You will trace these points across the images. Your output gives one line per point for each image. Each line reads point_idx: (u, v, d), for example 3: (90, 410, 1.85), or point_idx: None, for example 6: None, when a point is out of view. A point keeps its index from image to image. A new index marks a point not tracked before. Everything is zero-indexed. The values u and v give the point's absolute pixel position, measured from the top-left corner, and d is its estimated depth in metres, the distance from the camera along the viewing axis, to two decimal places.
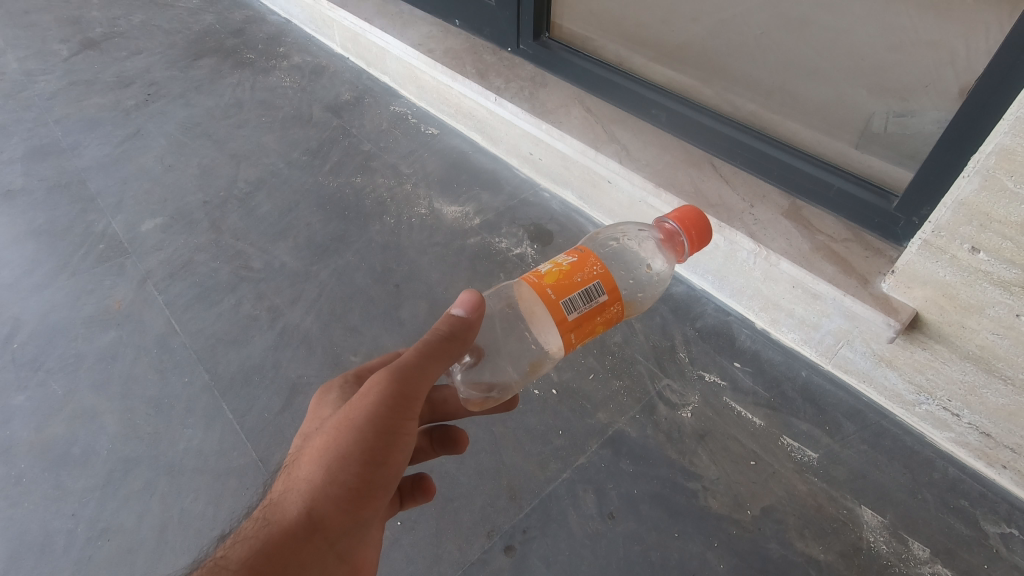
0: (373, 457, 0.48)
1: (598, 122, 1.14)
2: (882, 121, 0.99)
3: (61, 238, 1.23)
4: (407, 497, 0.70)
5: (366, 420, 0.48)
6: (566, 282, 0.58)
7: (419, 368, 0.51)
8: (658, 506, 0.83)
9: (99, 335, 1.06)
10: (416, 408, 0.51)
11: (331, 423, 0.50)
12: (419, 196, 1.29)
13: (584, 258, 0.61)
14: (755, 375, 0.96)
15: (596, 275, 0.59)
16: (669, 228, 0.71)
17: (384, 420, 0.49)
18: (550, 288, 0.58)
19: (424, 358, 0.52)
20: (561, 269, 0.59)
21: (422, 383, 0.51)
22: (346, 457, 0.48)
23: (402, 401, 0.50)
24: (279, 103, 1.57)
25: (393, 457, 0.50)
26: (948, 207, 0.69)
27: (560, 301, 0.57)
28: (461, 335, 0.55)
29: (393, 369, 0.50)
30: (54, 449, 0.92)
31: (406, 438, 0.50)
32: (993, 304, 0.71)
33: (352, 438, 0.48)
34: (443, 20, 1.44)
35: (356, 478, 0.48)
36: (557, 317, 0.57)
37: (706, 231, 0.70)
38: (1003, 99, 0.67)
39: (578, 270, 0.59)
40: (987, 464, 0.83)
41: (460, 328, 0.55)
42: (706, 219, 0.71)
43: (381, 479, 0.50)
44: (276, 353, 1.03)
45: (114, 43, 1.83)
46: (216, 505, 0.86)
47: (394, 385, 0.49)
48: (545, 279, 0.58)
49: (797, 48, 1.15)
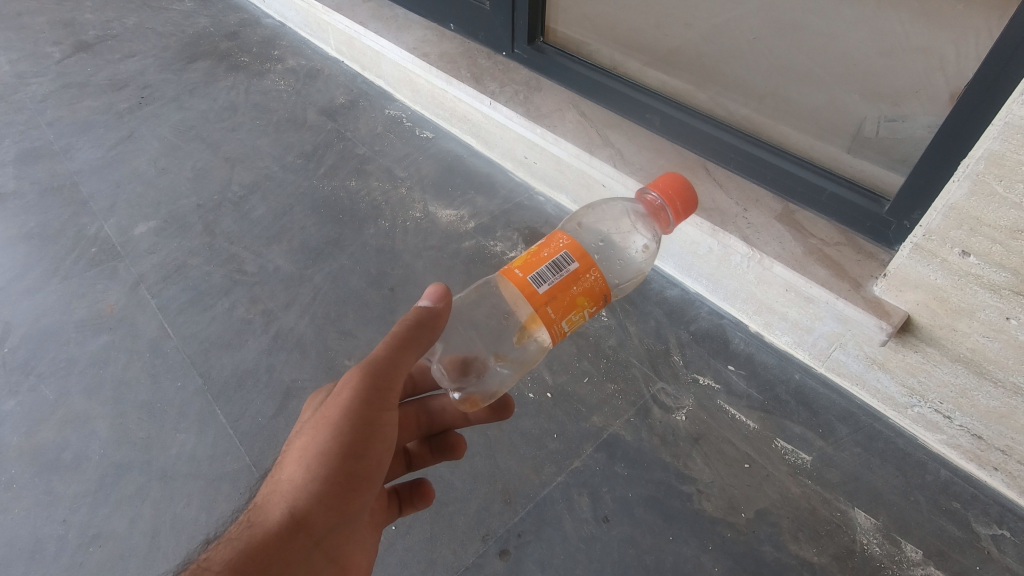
0: (352, 450, 0.50)
1: (592, 126, 1.14)
2: (874, 126, 1.01)
3: (54, 241, 1.23)
4: (406, 503, 0.72)
5: (342, 413, 0.50)
6: (534, 259, 0.61)
7: (393, 361, 0.53)
8: (652, 510, 0.84)
9: (92, 340, 1.05)
10: (391, 398, 0.53)
11: (312, 422, 0.52)
12: (413, 199, 1.29)
13: (551, 238, 0.63)
14: (748, 378, 0.97)
15: (562, 246, 0.61)
16: (656, 199, 0.76)
17: (360, 413, 0.50)
18: (518, 268, 0.60)
19: (396, 351, 0.54)
20: (528, 250, 0.62)
21: (395, 376, 0.53)
22: (325, 452, 0.49)
23: (376, 394, 0.52)
24: (273, 106, 1.57)
25: (373, 449, 0.51)
26: (939, 211, 0.70)
27: (528, 276, 0.59)
28: (428, 322, 0.57)
29: (367, 364, 0.52)
30: (45, 454, 0.92)
31: (384, 430, 0.52)
32: (983, 308, 0.71)
33: (330, 434, 0.49)
34: (438, 24, 1.44)
35: (336, 472, 0.49)
36: (527, 291, 0.59)
37: (691, 198, 0.75)
38: (991, 105, 0.68)
39: (543, 248, 0.61)
40: (979, 466, 0.84)
41: (429, 321, 0.57)
42: (692, 192, 0.76)
43: (362, 472, 0.50)
44: (271, 357, 1.03)
45: (108, 45, 1.83)
46: (209, 510, 0.85)
47: (369, 377, 0.52)
48: (514, 264, 0.62)
49: (788, 49, 1.19)
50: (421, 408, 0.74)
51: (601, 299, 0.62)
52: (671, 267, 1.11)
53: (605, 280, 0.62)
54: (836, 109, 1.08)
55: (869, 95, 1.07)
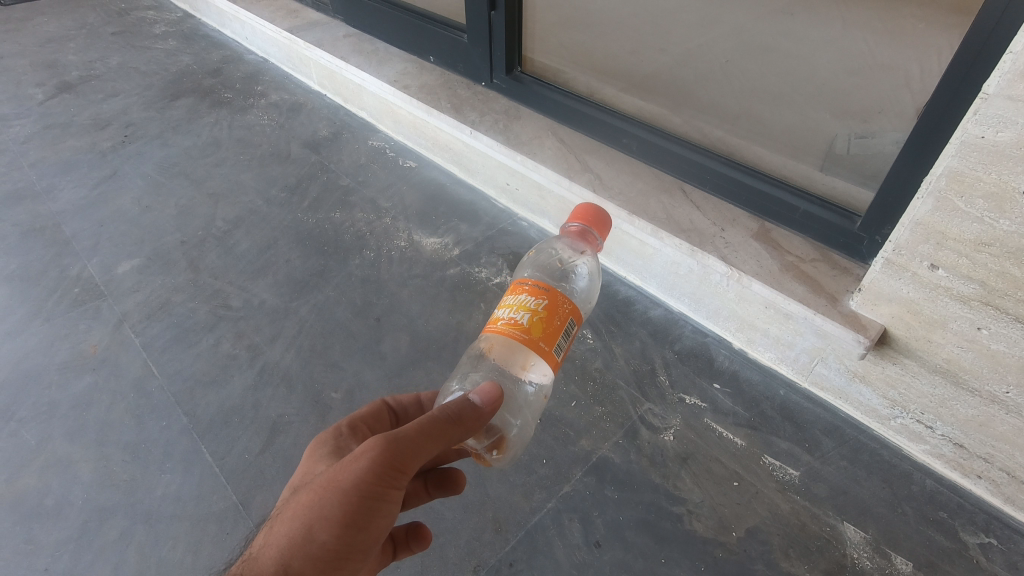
0: (355, 521, 0.49)
1: (571, 152, 1.17)
2: (845, 142, 1.05)
3: (35, 283, 1.22)
4: (401, 546, 0.69)
5: (353, 485, 0.49)
6: (550, 329, 0.61)
7: (419, 445, 0.51)
8: (644, 533, 0.83)
9: (74, 381, 1.04)
10: (405, 478, 0.51)
11: (321, 480, 0.50)
12: (397, 229, 1.31)
13: (555, 299, 0.62)
14: (734, 396, 0.98)
15: (569, 312, 0.63)
16: (577, 228, 0.75)
17: (371, 487, 0.49)
18: (542, 340, 0.60)
19: (425, 434, 0.52)
20: (541, 317, 0.61)
21: (414, 459, 0.51)
22: (329, 518, 0.48)
23: (392, 472, 0.50)
24: (257, 140, 1.58)
25: (375, 523, 0.50)
26: (906, 227, 0.72)
27: (551, 348, 0.61)
28: (467, 419, 0.55)
29: (391, 440, 0.50)
30: (25, 501, 0.90)
31: (390, 505, 0.51)
32: (955, 319, 0.73)
33: (337, 501, 0.49)
34: (418, 57, 1.48)
35: (335, 541, 0.48)
36: (554, 365, 0.61)
37: (604, 220, 0.76)
38: (949, 125, 0.72)
39: (555, 313, 0.61)
40: (963, 475, 0.85)
41: (469, 412, 0.55)
42: (603, 213, 0.76)
43: (360, 543, 0.50)
44: (257, 393, 1.02)
45: (90, 85, 1.84)
46: (195, 552, 0.83)
47: (388, 455, 0.50)
48: (533, 333, 0.60)
49: (760, 73, 1.27)
50: None
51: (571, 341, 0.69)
52: (654, 287, 1.13)
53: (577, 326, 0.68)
54: (807, 129, 1.11)
55: (839, 114, 1.13)
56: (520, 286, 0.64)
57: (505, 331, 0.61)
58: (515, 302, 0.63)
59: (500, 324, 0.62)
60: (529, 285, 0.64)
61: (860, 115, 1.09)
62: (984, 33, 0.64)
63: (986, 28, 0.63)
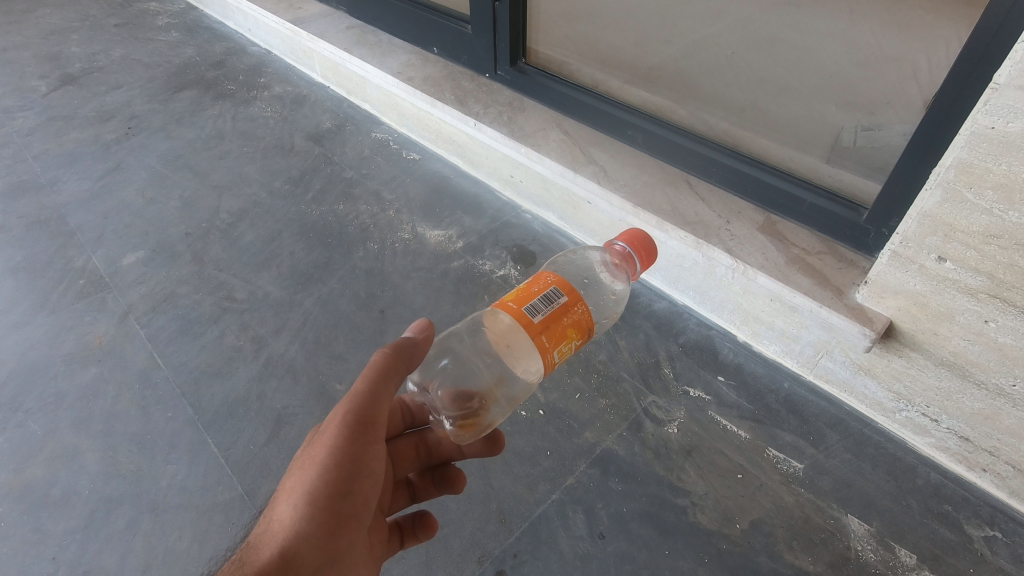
0: (338, 487, 0.50)
1: (576, 144, 1.16)
2: (852, 135, 1.03)
3: (41, 275, 1.22)
4: (407, 534, 0.69)
5: (328, 454, 0.50)
6: (524, 294, 0.61)
7: (376, 395, 0.53)
8: (648, 525, 0.83)
9: (80, 372, 1.05)
10: (376, 435, 0.53)
11: (299, 463, 0.51)
12: (401, 221, 1.31)
13: (540, 276, 0.64)
14: (738, 389, 0.97)
15: (551, 282, 0.62)
16: (620, 249, 0.75)
17: (345, 450, 0.51)
18: (512, 300, 0.61)
19: (383, 388, 0.54)
20: (518, 286, 0.63)
21: (377, 413, 0.53)
22: (312, 490, 0.49)
23: (362, 431, 0.52)
24: (260, 133, 1.58)
25: (359, 485, 0.51)
26: (914, 219, 0.72)
27: (522, 308, 0.59)
28: (412, 358, 0.58)
29: (350, 401, 0.52)
30: (32, 491, 0.90)
31: (369, 465, 0.52)
32: (962, 312, 0.73)
33: (317, 474, 0.49)
34: (422, 49, 1.48)
35: (324, 511, 0.49)
36: (522, 321, 0.59)
37: (651, 250, 0.74)
38: (957, 117, 0.71)
39: (533, 283, 0.62)
40: (968, 468, 0.85)
41: (406, 343, 0.58)
42: (652, 241, 0.75)
43: (350, 508, 0.51)
44: (262, 385, 1.02)
45: (94, 78, 1.84)
46: (201, 542, 0.84)
47: (351, 416, 0.51)
48: (507, 298, 0.62)
49: (766, 64, 1.25)
50: (420, 439, 0.73)
51: (589, 333, 0.63)
52: (658, 280, 1.13)
53: (591, 314, 0.63)
54: (813, 120, 1.10)
55: (845, 106, 1.11)
56: None
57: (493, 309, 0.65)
58: None
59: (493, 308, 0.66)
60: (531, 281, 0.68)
61: (867, 107, 1.08)
62: (994, 24, 0.63)
63: (998, 18, 0.62)
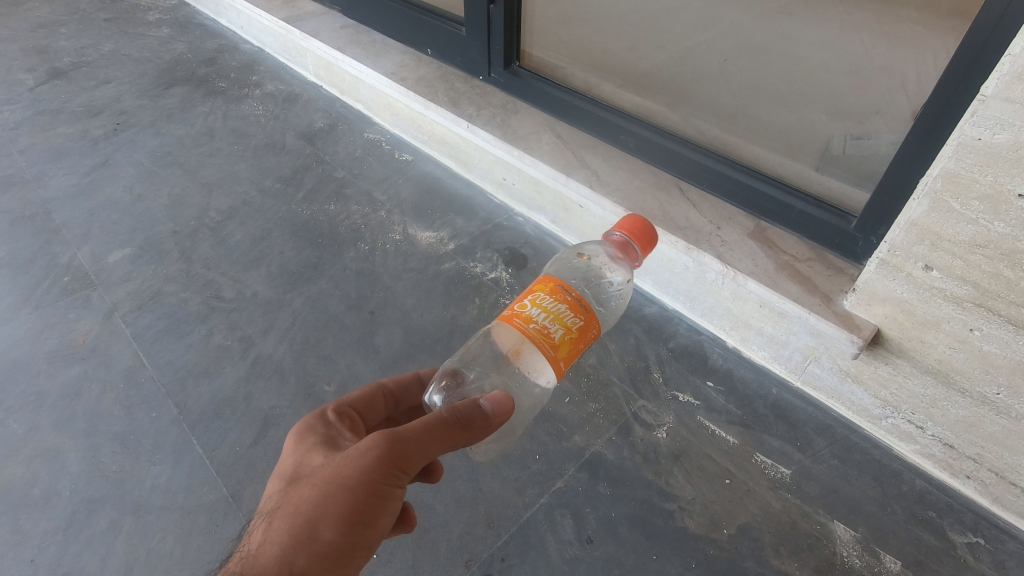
0: (361, 519, 0.50)
1: (568, 148, 1.16)
2: (841, 143, 1.05)
3: (25, 271, 1.20)
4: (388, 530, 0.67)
5: (360, 483, 0.49)
6: (573, 351, 0.60)
7: (425, 444, 0.51)
8: (636, 529, 0.83)
9: (64, 371, 1.03)
10: (408, 477, 0.51)
11: (323, 476, 0.50)
12: (393, 222, 1.30)
13: (588, 323, 0.62)
14: (727, 394, 0.98)
15: (593, 337, 0.63)
16: (619, 238, 0.73)
17: (377, 486, 0.49)
18: (564, 360, 0.59)
19: (431, 436, 0.51)
20: (572, 338, 0.60)
21: (418, 459, 0.51)
22: (336, 515, 0.49)
23: (397, 472, 0.50)
24: (251, 131, 1.57)
25: (380, 521, 0.51)
26: (902, 227, 0.72)
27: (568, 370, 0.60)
28: (478, 421, 0.54)
29: (396, 440, 0.50)
30: (12, 492, 0.89)
31: (394, 503, 0.52)
32: (947, 320, 0.74)
33: (344, 500, 0.49)
34: (415, 50, 1.47)
35: (340, 538, 0.49)
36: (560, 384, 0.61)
37: (652, 234, 0.73)
38: (945, 129, 0.72)
39: (583, 337, 0.61)
40: (952, 475, 0.86)
41: (479, 418, 0.54)
42: (651, 224, 0.73)
43: (364, 540, 0.51)
44: (249, 385, 1.01)
45: (83, 72, 1.82)
46: (185, 544, 0.83)
47: (392, 455, 0.50)
48: (560, 351, 0.59)
49: (761, 72, 1.27)
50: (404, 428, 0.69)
51: None
52: (648, 284, 1.13)
53: None
54: (804, 128, 1.12)
55: (836, 115, 1.13)
56: (562, 293, 0.62)
57: (534, 339, 0.59)
58: (552, 308, 0.60)
59: (529, 328, 0.59)
60: (572, 298, 0.62)
61: (857, 117, 1.09)
62: (982, 39, 0.64)
63: (985, 32, 0.63)
